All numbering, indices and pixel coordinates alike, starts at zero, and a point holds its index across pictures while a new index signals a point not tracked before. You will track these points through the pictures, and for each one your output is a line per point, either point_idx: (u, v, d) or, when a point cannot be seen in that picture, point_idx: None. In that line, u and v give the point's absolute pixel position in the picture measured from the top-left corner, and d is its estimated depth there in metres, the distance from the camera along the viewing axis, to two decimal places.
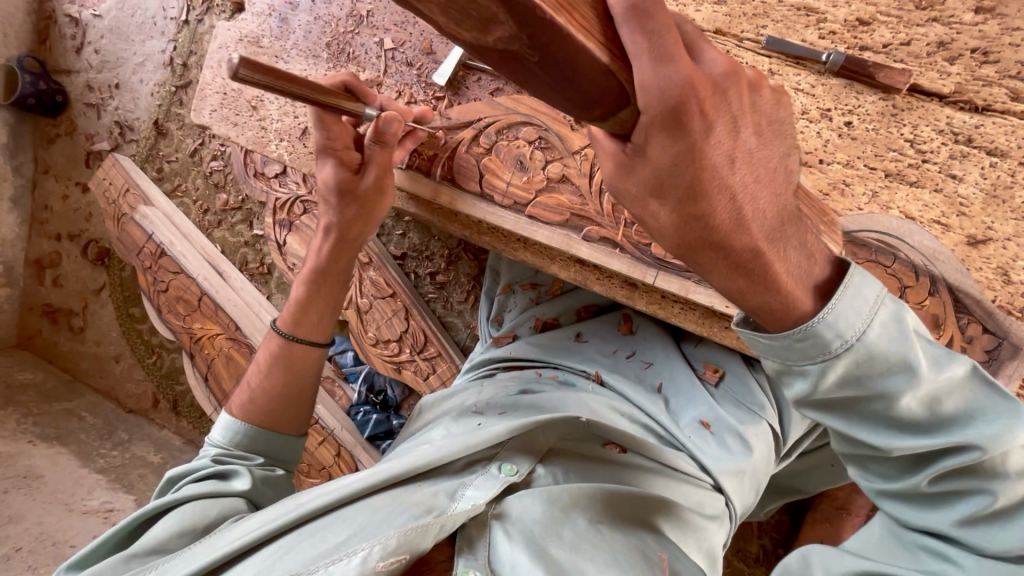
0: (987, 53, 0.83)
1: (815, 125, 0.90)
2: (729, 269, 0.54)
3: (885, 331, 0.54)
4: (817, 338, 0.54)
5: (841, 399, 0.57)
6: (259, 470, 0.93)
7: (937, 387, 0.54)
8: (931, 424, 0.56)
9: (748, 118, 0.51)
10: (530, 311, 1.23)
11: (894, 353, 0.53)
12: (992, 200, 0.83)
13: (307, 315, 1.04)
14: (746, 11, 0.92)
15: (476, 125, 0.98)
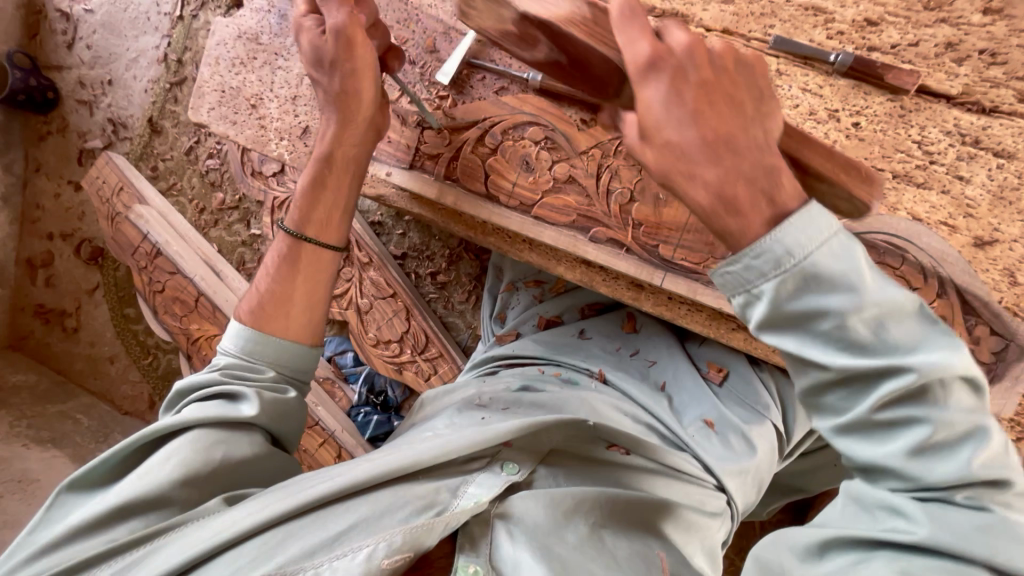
0: (994, 54, 0.83)
1: (822, 126, 0.89)
2: (726, 205, 0.54)
3: (834, 251, 0.49)
4: (771, 256, 0.50)
5: (784, 319, 0.51)
6: (268, 392, 0.85)
7: (888, 314, 0.49)
8: (877, 347, 0.49)
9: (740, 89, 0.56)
10: (534, 309, 1.22)
11: (843, 270, 0.49)
12: (999, 201, 0.83)
13: (317, 211, 0.94)
14: (753, 10, 0.91)
15: (482, 124, 0.97)
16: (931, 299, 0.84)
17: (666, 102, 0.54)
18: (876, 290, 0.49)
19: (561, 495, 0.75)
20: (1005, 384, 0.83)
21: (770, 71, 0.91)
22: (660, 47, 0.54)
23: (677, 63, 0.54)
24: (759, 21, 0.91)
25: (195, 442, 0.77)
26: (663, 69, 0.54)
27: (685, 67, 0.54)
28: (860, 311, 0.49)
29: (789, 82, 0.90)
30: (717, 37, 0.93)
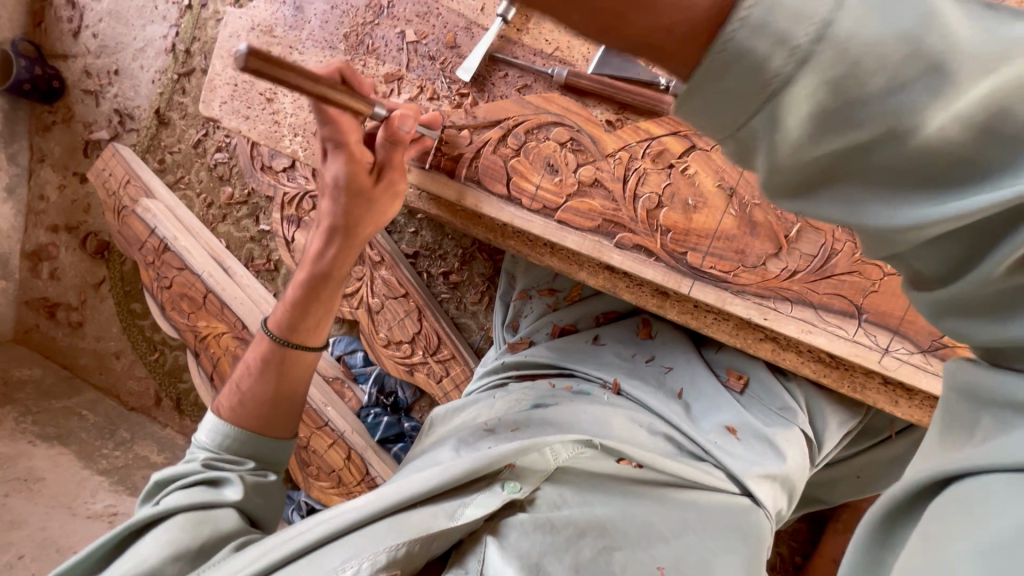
0: None
1: None
2: None
3: (876, 15, 0.33)
4: (758, 61, 0.35)
5: (821, 171, 0.38)
6: (251, 476, 0.89)
7: (989, 76, 0.33)
8: (968, 161, 0.35)
9: None
10: (548, 317, 1.20)
11: (900, 36, 0.33)
12: None
13: (302, 319, 0.96)
14: None
15: (504, 124, 0.94)
16: None
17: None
18: (958, 50, 0.33)
19: (562, 521, 0.73)
20: None
21: None
22: None
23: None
24: None
25: (180, 524, 0.79)
26: None
27: None
28: (934, 104, 0.34)
29: None
30: None
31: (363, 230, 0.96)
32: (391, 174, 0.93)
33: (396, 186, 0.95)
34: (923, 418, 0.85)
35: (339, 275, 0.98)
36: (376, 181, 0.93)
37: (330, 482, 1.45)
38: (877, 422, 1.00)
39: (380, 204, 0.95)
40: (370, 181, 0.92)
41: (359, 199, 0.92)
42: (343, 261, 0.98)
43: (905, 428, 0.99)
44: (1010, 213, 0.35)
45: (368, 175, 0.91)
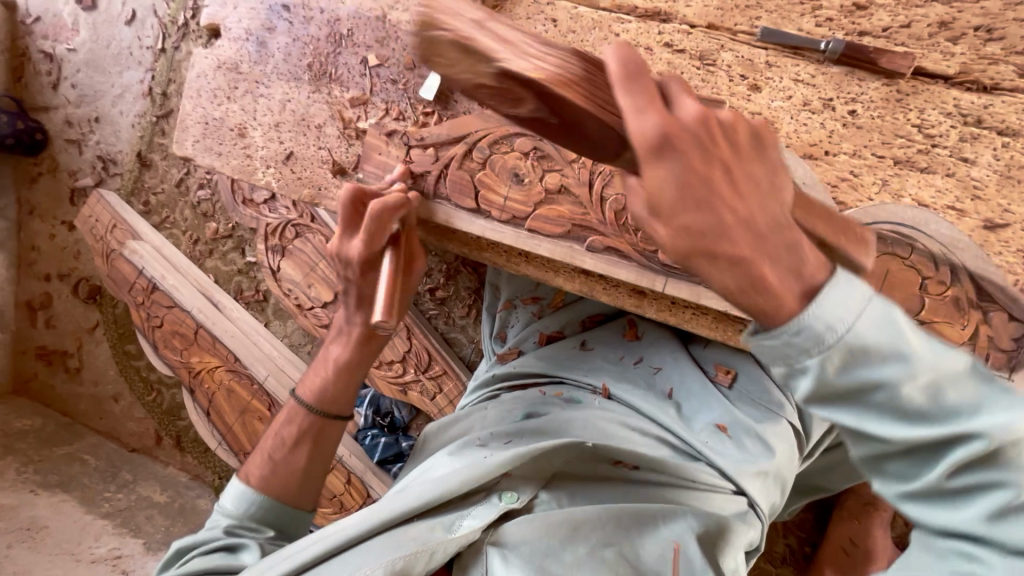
0: (990, 30, 0.81)
1: (817, 116, 0.86)
2: (715, 267, 0.47)
3: (870, 329, 0.43)
4: (812, 331, 0.44)
5: (837, 396, 0.46)
6: (269, 547, 0.86)
7: (935, 380, 0.43)
8: (929, 415, 0.44)
9: (720, 161, 0.46)
10: (534, 325, 1.20)
11: (893, 342, 0.43)
12: (1007, 179, 0.81)
13: (335, 390, 0.96)
14: (738, 3, 0.89)
15: (467, 139, 0.95)
16: (942, 290, 0.80)
17: (659, 172, 0.46)
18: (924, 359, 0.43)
19: (559, 521, 0.74)
20: None
21: (760, 63, 0.88)
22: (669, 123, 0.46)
23: (688, 144, 0.46)
24: (745, 13, 0.88)
25: None
26: (674, 151, 0.45)
27: (697, 149, 0.46)
28: (900, 381, 0.43)
29: (779, 74, 0.87)
30: (703, 33, 0.90)
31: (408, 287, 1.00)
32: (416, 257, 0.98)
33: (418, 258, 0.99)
34: None
35: (384, 345, 1.00)
36: (408, 266, 0.97)
37: (333, 508, 1.46)
38: None
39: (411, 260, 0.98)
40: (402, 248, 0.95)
41: (402, 284, 0.97)
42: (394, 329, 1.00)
43: None
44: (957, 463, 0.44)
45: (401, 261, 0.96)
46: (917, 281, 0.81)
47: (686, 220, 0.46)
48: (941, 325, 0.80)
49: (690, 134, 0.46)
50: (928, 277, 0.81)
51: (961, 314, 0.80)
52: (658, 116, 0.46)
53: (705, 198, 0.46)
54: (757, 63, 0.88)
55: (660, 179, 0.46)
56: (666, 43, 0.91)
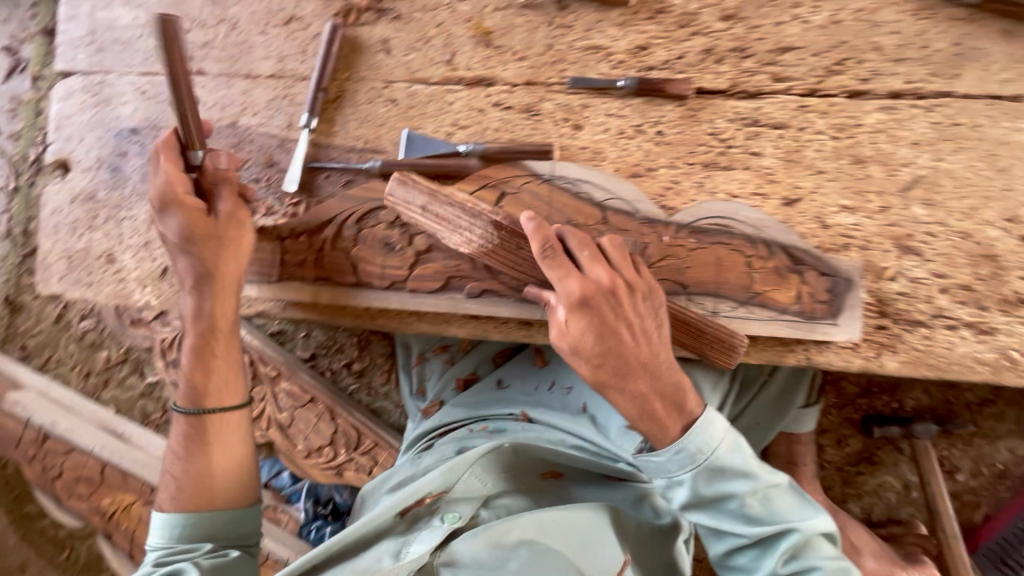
0: (742, 50, 0.99)
1: (633, 140, 1.00)
2: (630, 391, 0.87)
3: (734, 455, 0.85)
4: (689, 454, 0.84)
5: (702, 502, 0.87)
6: (207, 559, 0.90)
7: (766, 493, 0.86)
8: (765, 516, 0.86)
9: (632, 330, 0.87)
10: (448, 373, 1.25)
11: (742, 467, 0.85)
12: (789, 163, 0.98)
13: (211, 378, 0.98)
14: (546, 60, 1.03)
15: (336, 221, 1.00)
16: (766, 263, 0.94)
17: (592, 338, 0.86)
18: (762, 480, 0.86)
19: (501, 533, 0.87)
20: (848, 313, 0.94)
21: (576, 106, 1.02)
22: (576, 317, 0.86)
23: (603, 308, 0.86)
24: (553, 68, 1.02)
25: None
26: (591, 309, 0.86)
27: (606, 309, 0.86)
28: (744, 494, 0.85)
29: (594, 112, 1.01)
30: (523, 89, 1.02)
31: (224, 271, 0.95)
32: (234, 212, 0.95)
33: (240, 216, 0.95)
34: (771, 356, 0.96)
35: (231, 323, 0.99)
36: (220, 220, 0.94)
37: None
38: (752, 370, 1.15)
39: (233, 240, 0.95)
40: (209, 221, 0.94)
41: (212, 242, 0.93)
42: (224, 311, 0.97)
43: (776, 369, 1.15)
44: (779, 538, 0.86)
45: (207, 217, 0.93)
46: (742, 260, 0.94)
47: (609, 365, 0.86)
48: (772, 292, 0.94)
49: (613, 314, 0.86)
50: (752, 254, 0.95)
51: (785, 278, 0.94)
52: (587, 287, 0.86)
53: (619, 354, 0.86)
54: (574, 107, 1.01)
55: (596, 346, 0.86)
56: (495, 102, 1.03)
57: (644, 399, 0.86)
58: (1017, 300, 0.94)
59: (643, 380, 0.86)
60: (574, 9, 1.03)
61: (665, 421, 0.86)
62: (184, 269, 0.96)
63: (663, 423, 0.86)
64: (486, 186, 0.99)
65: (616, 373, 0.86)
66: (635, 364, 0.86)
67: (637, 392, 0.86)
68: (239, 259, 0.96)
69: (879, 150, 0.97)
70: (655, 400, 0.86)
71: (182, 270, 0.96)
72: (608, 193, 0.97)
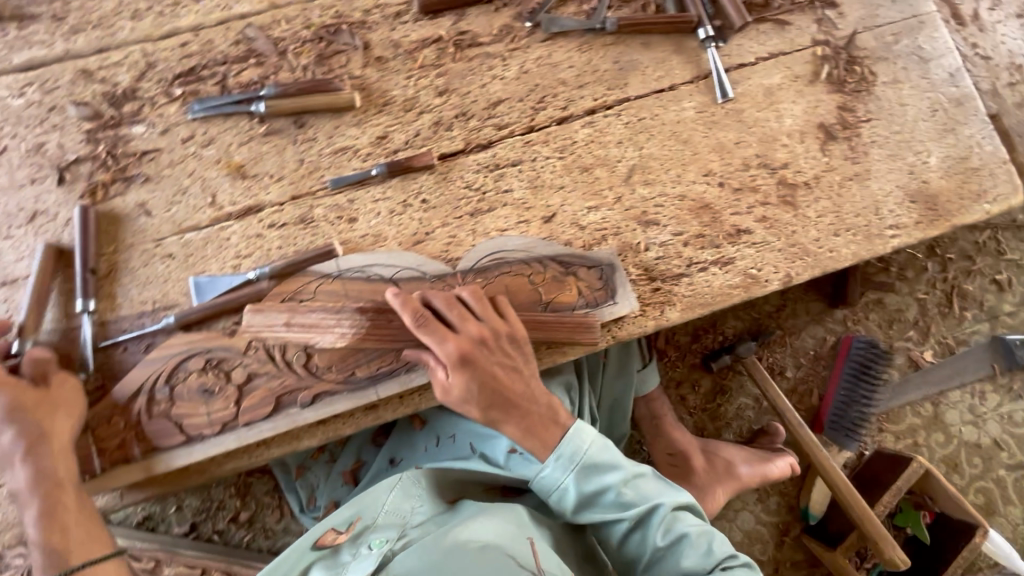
0: (465, 114, 1.17)
1: (404, 214, 1.12)
2: (514, 420, 1.01)
3: (602, 450, 1.01)
4: (564, 457, 0.99)
5: (585, 504, 1.00)
6: None
7: (633, 481, 1.02)
8: (639, 499, 1.00)
9: (505, 370, 1.00)
10: (334, 471, 1.27)
11: (608, 459, 1.01)
12: (536, 189, 1.16)
13: (69, 538, 0.89)
14: (302, 173, 1.12)
15: (145, 388, 0.99)
16: (544, 276, 1.10)
17: (473, 387, 0.98)
18: (628, 467, 1.02)
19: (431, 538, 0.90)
20: (622, 290, 1.12)
21: (345, 203, 1.12)
22: (454, 375, 0.98)
23: (479, 357, 0.98)
24: (312, 177, 1.12)
25: None
26: (467, 361, 0.98)
27: (481, 356, 0.98)
28: (615, 483, 1.00)
29: (362, 202, 1.12)
30: (292, 204, 1.11)
31: (55, 429, 0.92)
32: (63, 377, 0.96)
33: (68, 379, 0.97)
34: (585, 347, 1.09)
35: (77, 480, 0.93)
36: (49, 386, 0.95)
37: None
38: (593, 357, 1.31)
39: (63, 396, 0.95)
40: (36, 388, 0.93)
41: (41, 405, 0.92)
42: (68, 465, 0.92)
43: (607, 349, 1.30)
44: (655, 517, 0.99)
45: (32, 387, 0.93)
46: (526, 280, 1.09)
47: (490, 406, 1.00)
48: (559, 297, 1.10)
49: (488, 361, 0.99)
50: (533, 272, 1.10)
51: (564, 282, 1.10)
52: (460, 344, 0.98)
53: (499, 393, 0.99)
54: (343, 203, 1.12)
55: (476, 393, 0.98)
56: (269, 223, 1.09)
57: (524, 424, 1.01)
58: (737, 230, 1.19)
59: (521, 408, 1.01)
60: (312, 123, 1.14)
61: (546, 437, 1.01)
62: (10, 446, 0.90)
63: (545, 439, 1.01)
64: (282, 300, 1.03)
65: (498, 409, 1.00)
66: (511, 397, 1.00)
67: (518, 419, 1.01)
68: (75, 412, 0.95)
69: (597, 155, 1.19)
70: (533, 423, 1.01)
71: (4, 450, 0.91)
72: (395, 267, 1.07)
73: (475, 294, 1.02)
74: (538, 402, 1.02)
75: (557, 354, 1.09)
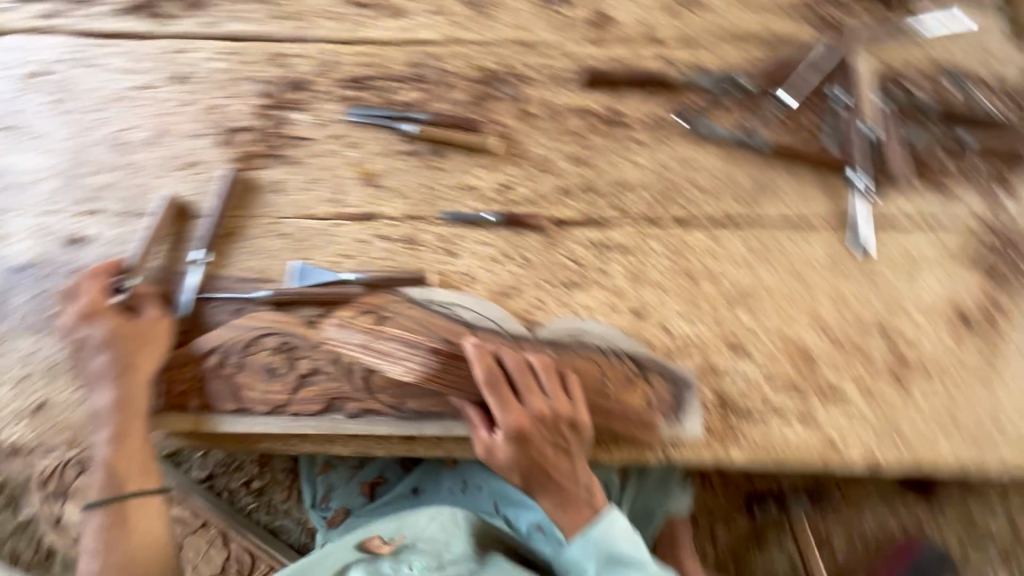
0: (590, 189, 1.19)
1: (502, 265, 1.14)
2: (547, 495, 1.02)
3: (629, 537, 1.00)
4: (594, 540, 0.99)
5: None
6: None
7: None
8: None
9: (554, 449, 1.00)
10: (357, 478, 1.31)
11: (634, 549, 0.99)
12: (635, 280, 1.14)
13: (128, 466, 0.98)
14: (424, 198, 1.17)
15: (221, 347, 1.05)
16: (614, 370, 1.07)
17: (519, 456, 0.99)
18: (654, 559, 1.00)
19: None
20: (690, 412, 1.06)
21: (452, 237, 1.15)
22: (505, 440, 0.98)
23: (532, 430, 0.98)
24: (431, 204, 1.17)
25: None
26: (520, 432, 0.98)
27: (535, 430, 0.98)
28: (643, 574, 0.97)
29: (467, 242, 1.15)
30: (405, 223, 1.16)
31: (139, 362, 1.00)
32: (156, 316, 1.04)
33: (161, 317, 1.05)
34: (634, 456, 1.07)
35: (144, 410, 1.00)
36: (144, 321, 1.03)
37: None
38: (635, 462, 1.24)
39: (153, 333, 1.02)
40: (134, 321, 1.02)
41: (134, 338, 1.00)
42: (140, 394, 0.99)
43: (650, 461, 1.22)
44: None
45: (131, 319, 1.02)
46: (597, 369, 1.07)
47: (528, 475, 1.01)
48: (624, 396, 1.06)
49: (539, 437, 0.99)
50: (605, 363, 1.07)
51: (632, 383, 1.07)
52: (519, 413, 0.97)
53: (540, 468, 1.00)
54: (450, 237, 1.15)
55: (519, 462, 0.99)
56: (379, 234, 1.15)
57: (556, 502, 1.01)
58: (832, 390, 1.10)
59: (557, 487, 1.01)
60: (448, 156, 1.20)
61: (576, 519, 1.01)
62: (101, 368, 1.00)
63: (579, 520, 1.01)
64: (366, 310, 1.07)
65: (536, 480, 1.01)
66: (551, 475, 1.00)
67: (552, 495, 1.01)
68: (160, 349, 1.02)
69: (706, 266, 1.16)
70: (565, 502, 1.01)
71: (94, 370, 1.00)
72: (479, 314, 1.09)
73: (543, 365, 1.02)
74: (577, 484, 1.02)
75: (601, 449, 1.06)
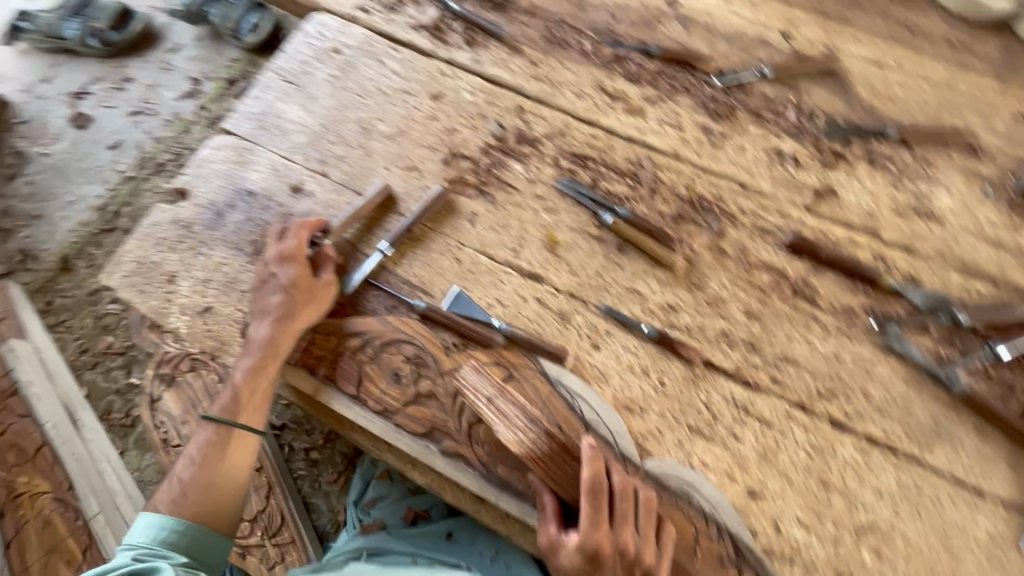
0: (753, 347, 1.14)
1: (637, 379, 1.12)
2: None
3: None
4: None
5: None
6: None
7: None
8: None
9: None
10: (404, 500, 1.32)
11: None
12: (763, 459, 1.06)
13: (250, 401, 1.08)
14: (591, 282, 1.19)
15: (365, 335, 1.13)
16: (709, 540, 1.03)
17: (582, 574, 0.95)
18: None
19: None
20: None
21: (602, 331, 1.15)
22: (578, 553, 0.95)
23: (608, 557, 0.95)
24: (595, 291, 1.19)
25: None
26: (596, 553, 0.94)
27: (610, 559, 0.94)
28: None
29: (614, 342, 1.14)
30: (565, 297, 1.18)
31: (300, 316, 1.10)
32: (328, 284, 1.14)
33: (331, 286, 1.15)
34: None
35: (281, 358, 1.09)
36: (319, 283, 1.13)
37: None
38: None
39: (320, 296, 1.12)
40: (312, 279, 1.12)
41: (305, 294, 1.11)
42: (286, 344, 1.09)
43: None
44: None
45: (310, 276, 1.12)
46: (689, 531, 1.03)
47: None
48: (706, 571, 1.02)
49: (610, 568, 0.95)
50: (699, 527, 1.03)
51: (721, 563, 1.02)
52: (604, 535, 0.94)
53: None
54: (600, 330, 1.15)
55: None
56: (537, 297, 1.18)
57: None
58: None
59: None
60: (629, 255, 1.22)
61: None
62: (269, 305, 1.10)
63: None
64: (497, 362, 1.10)
65: None
66: None
67: None
68: (318, 313, 1.12)
69: (846, 483, 1.05)
70: None
71: (262, 305, 1.11)
72: (597, 416, 1.08)
73: (647, 501, 0.98)
74: None
75: None
